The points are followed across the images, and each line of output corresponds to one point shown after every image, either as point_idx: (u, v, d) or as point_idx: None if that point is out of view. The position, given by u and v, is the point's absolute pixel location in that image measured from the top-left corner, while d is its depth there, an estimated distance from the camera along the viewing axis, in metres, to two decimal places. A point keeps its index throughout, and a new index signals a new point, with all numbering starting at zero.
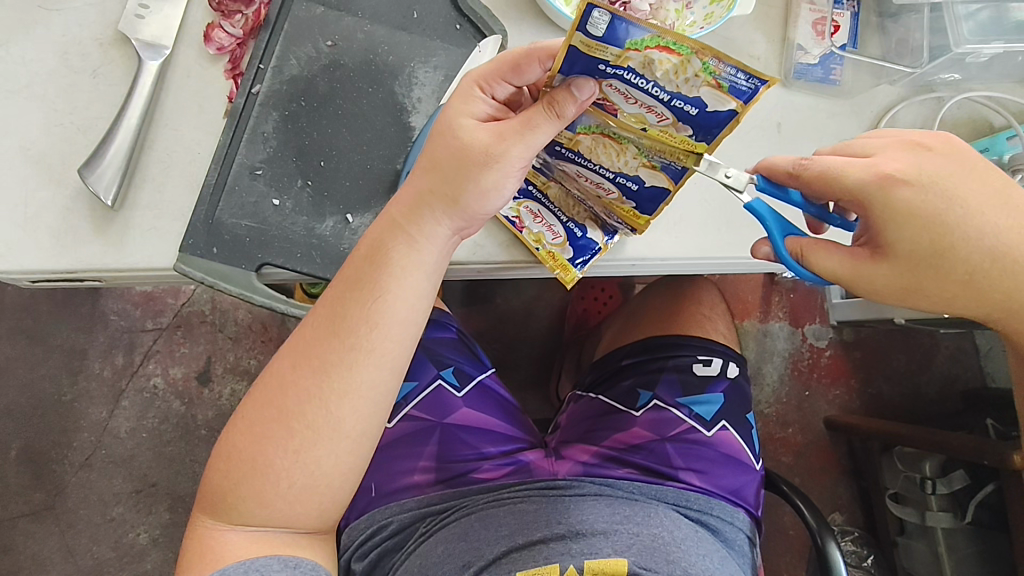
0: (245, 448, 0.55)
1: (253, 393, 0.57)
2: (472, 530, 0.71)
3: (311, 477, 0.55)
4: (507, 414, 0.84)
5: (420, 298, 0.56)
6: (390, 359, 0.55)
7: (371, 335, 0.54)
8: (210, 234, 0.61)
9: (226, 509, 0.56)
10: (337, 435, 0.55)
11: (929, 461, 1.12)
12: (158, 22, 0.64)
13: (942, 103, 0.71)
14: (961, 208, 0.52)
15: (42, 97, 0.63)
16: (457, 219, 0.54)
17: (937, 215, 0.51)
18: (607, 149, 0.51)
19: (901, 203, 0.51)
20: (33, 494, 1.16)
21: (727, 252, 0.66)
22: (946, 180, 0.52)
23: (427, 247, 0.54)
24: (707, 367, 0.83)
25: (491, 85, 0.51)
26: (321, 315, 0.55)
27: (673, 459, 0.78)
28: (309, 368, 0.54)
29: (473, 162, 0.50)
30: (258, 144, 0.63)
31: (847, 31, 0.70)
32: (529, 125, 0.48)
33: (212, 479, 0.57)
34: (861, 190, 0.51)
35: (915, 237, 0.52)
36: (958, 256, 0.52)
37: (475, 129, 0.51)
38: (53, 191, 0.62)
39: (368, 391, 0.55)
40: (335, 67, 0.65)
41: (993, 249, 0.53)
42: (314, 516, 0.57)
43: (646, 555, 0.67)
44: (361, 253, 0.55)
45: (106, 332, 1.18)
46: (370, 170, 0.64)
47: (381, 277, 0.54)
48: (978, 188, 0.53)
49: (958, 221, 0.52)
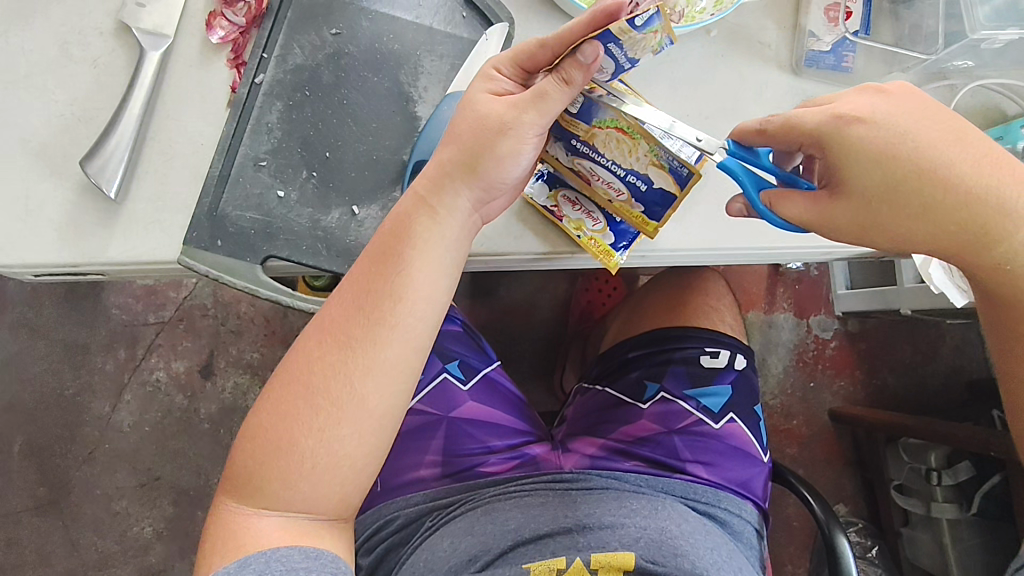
0: (270, 427, 0.54)
1: (277, 373, 0.56)
2: (484, 520, 0.71)
3: (335, 457, 0.53)
4: (513, 407, 0.83)
5: (443, 275, 0.55)
6: (415, 336, 0.55)
7: (394, 309, 0.54)
8: (214, 226, 0.60)
9: (252, 491, 0.54)
10: (362, 413, 0.54)
11: (935, 452, 1.12)
12: (160, 11, 0.63)
13: (955, 91, 0.71)
14: (915, 143, 0.51)
15: (43, 88, 0.62)
16: (476, 188, 0.54)
17: (890, 148, 0.51)
18: (619, 144, 0.50)
19: (858, 139, 0.51)
20: (37, 488, 1.15)
21: (752, 243, 0.66)
22: (900, 118, 0.52)
23: (448, 219, 0.54)
24: (715, 359, 0.82)
25: (509, 65, 0.53)
26: (346, 291, 0.55)
27: (681, 452, 0.77)
28: (334, 343, 0.54)
29: (490, 131, 0.51)
30: (262, 135, 0.62)
31: (860, 16, 0.70)
32: (540, 94, 0.49)
33: (234, 462, 0.55)
34: (820, 131, 0.51)
35: (871, 171, 0.51)
36: (913, 188, 0.51)
37: (491, 102, 0.52)
38: (54, 183, 0.60)
39: (392, 369, 0.54)
40: (340, 57, 0.64)
41: (948, 180, 0.51)
42: (337, 498, 0.55)
43: (654, 548, 0.67)
44: (386, 228, 0.55)
45: (107, 325, 1.17)
46: (376, 161, 0.63)
47: (406, 251, 0.54)
48: (933, 125, 0.52)
49: (913, 154, 0.51)
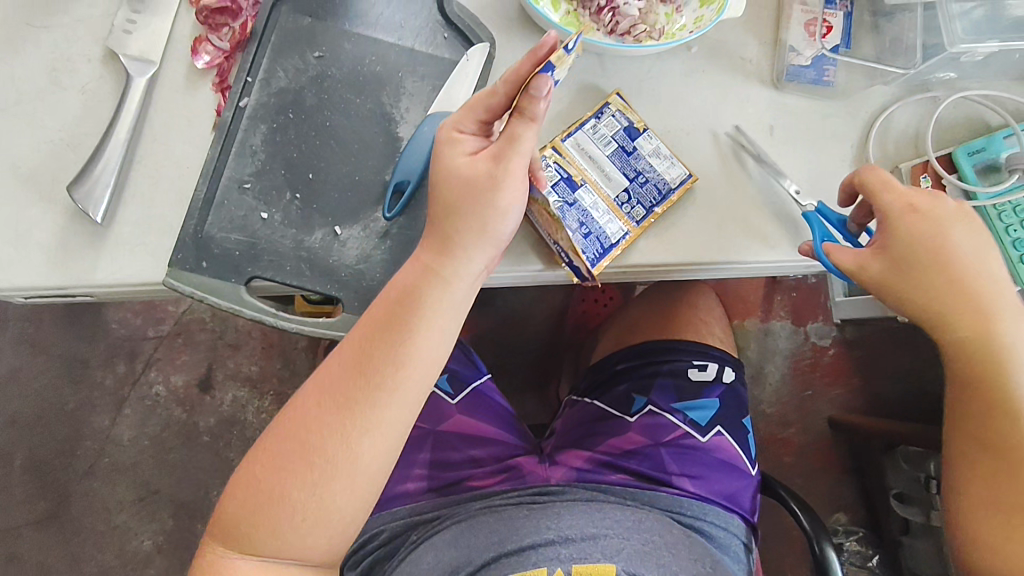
0: (265, 479, 0.55)
1: (274, 427, 0.57)
2: (467, 534, 0.71)
3: (327, 512, 0.55)
4: (502, 421, 0.84)
5: (443, 339, 0.57)
6: (413, 399, 0.56)
7: (396, 374, 0.55)
8: (199, 249, 0.61)
9: (240, 538, 0.55)
10: (356, 471, 0.55)
11: (933, 461, 1.10)
12: (146, 37, 0.64)
13: (938, 102, 0.71)
14: (967, 250, 0.61)
15: (31, 115, 0.63)
16: (481, 252, 0.55)
17: (941, 246, 0.60)
18: (546, 220, 0.60)
19: (921, 225, 0.60)
20: (39, 502, 1.17)
21: (724, 258, 0.67)
22: (965, 233, 0.61)
23: (451, 285, 0.55)
24: (703, 372, 0.83)
25: (467, 121, 0.55)
26: (349, 354, 0.55)
27: (667, 465, 0.78)
28: (336, 405, 0.54)
29: (483, 192, 0.53)
30: (246, 157, 0.63)
31: (839, 31, 0.71)
32: (514, 136, 0.52)
33: (225, 507, 0.56)
34: (898, 207, 0.61)
35: (918, 250, 0.60)
36: (945, 280, 0.60)
37: (472, 162, 0.54)
38: (43, 209, 0.62)
39: (390, 429, 0.55)
40: (323, 79, 0.65)
41: (975, 288, 0.60)
42: (324, 549, 0.57)
43: (636, 559, 0.67)
44: (392, 296, 0.56)
45: (107, 340, 1.19)
46: (358, 182, 0.64)
47: (410, 320, 0.55)
48: (991, 257, 0.62)
49: (958, 259, 0.60)
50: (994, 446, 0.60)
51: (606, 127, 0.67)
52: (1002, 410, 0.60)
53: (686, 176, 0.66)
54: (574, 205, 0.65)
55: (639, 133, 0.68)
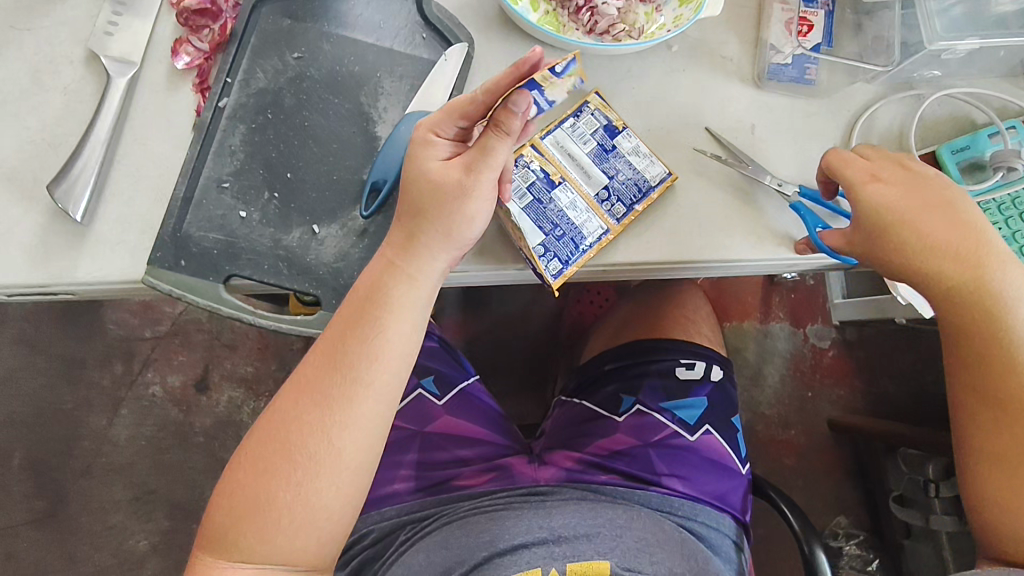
0: (249, 483, 0.54)
1: (252, 433, 0.56)
2: (458, 533, 0.71)
3: (314, 510, 0.54)
4: (490, 422, 0.84)
5: (415, 333, 0.57)
6: (389, 391, 0.56)
7: (369, 367, 0.55)
8: (178, 247, 0.62)
9: (226, 545, 0.54)
10: (338, 467, 0.55)
11: (932, 463, 1.07)
12: (127, 39, 0.65)
13: (922, 99, 0.71)
14: (932, 205, 0.61)
15: (15, 115, 0.64)
16: (452, 250, 0.57)
17: (906, 212, 0.60)
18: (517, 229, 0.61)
19: (882, 195, 0.61)
20: (36, 501, 1.18)
21: (708, 254, 0.66)
22: (932, 196, 0.61)
23: (423, 279, 0.57)
24: (690, 370, 0.82)
25: (445, 126, 0.55)
26: (321, 352, 0.56)
27: (656, 466, 0.77)
28: (310, 401, 0.55)
29: (453, 198, 0.54)
30: (225, 157, 0.64)
31: (820, 30, 0.70)
32: (487, 148, 0.53)
33: (211, 516, 0.55)
34: (856, 180, 0.61)
35: (882, 219, 0.61)
36: (915, 244, 0.60)
37: (445, 167, 0.54)
38: (25, 209, 0.62)
39: (368, 423, 0.55)
40: (302, 79, 0.65)
41: (948, 246, 0.60)
42: (314, 551, 0.56)
43: (630, 555, 0.67)
44: (361, 292, 0.56)
45: (105, 340, 1.20)
46: (336, 181, 0.64)
47: (381, 314, 0.56)
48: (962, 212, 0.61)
49: (926, 222, 0.60)
50: (993, 400, 0.61)
51: (586, 125, 0.67)
52: (995, 359, 0.61)
53: (666, 174, 0.66)
54: (551, 205, 0.66)
55: (618, 132, 0.68)
